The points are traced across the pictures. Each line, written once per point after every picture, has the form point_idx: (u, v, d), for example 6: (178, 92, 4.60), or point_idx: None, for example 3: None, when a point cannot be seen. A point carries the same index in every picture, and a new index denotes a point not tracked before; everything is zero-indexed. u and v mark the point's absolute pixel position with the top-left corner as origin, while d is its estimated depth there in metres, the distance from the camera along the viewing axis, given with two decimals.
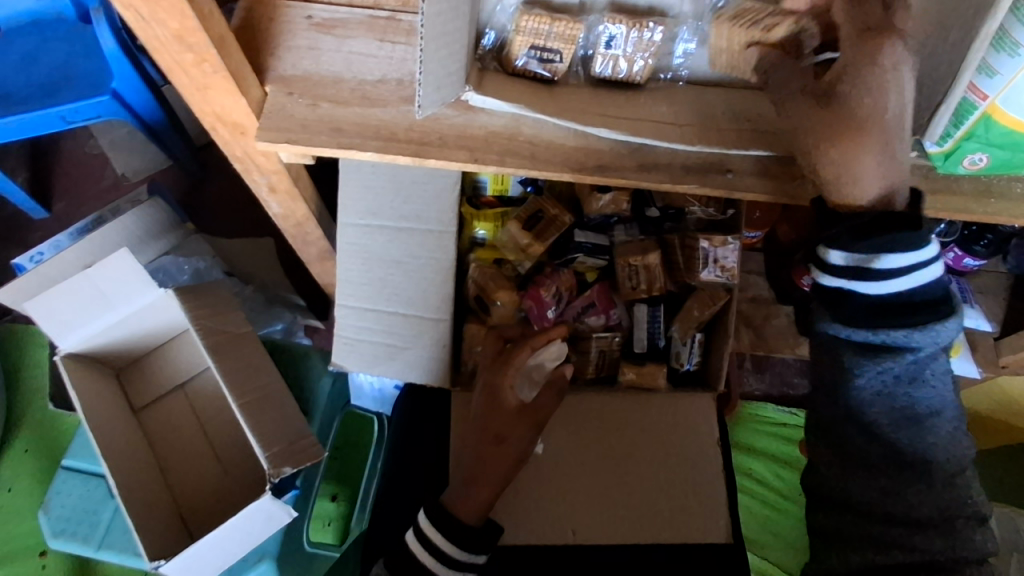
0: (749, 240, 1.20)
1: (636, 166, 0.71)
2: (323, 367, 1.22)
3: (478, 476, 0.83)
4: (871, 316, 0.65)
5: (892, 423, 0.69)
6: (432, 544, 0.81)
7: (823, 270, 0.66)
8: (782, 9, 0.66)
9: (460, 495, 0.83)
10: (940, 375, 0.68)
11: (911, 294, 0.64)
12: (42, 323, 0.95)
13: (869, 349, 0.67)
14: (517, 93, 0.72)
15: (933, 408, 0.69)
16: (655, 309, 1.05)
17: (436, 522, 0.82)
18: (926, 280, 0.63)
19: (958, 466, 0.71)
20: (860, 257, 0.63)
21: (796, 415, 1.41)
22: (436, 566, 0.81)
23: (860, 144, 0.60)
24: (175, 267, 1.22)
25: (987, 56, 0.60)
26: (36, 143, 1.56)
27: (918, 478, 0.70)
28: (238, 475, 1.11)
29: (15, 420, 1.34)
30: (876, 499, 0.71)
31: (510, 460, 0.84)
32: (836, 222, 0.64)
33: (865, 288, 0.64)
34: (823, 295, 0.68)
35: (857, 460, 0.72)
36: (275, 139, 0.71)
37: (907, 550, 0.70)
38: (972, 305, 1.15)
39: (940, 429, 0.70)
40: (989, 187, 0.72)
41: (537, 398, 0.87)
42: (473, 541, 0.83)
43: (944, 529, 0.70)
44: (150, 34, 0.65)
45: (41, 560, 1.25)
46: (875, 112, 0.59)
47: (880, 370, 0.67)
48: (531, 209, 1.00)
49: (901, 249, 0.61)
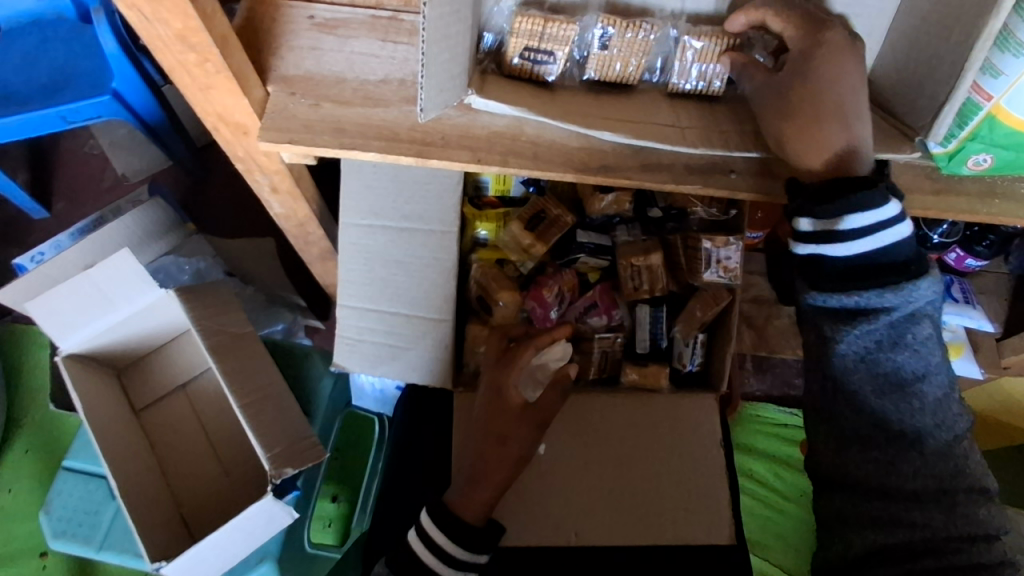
0: (753, 240, 1.21)
1: (639, 166, 0.71)
2: (324, 367, 1.22)
3: (482, 475, 0.83)
4: (841, 280, 0.67)
5: (876, 390, 0.71)
6: (433, 542, 0.82)
7: (796, 240, 0.69)
8: (744, 16, 0.70)
9: (462, 494, 0.83)
10: (922, 339, 0.68)
11: (878, 255, 0.65)
12: (44, 323, 0.94)
13: (848, 316, 0.69)
14: (520, 96, 0.72)
15: (916, 372, 0.70)
16: (657, 310, 1.05)
17: (438, 519, 0.82)
18: (891, 240, 0.65)
19: (953, 436, 0.71)
20: (825, 221, 0.65)
21: (796, 416, 1.42)
22: (439, 565, 0.81)
23: (812, 122, 0.66)
24: (176, 267, 1.22)
25: (990, 56, 0.61)
26: (36, 144, 1.56)
27: (912, 452, 0.71)
28: (239, 475, 1.11)
29: (15, 421, 1.33)
30: (873, 477, 0.73)
31: (514, 458, 0.84)
32: (799, 191, 0.67)
33: (833, 251, 0.66)
34: (802, 267, 0.70)
35: (854, 440, 0.74)
36: (277, 139, 0.70)
37: (908, 526, 0.71)
38: (974, 305, 1.13)
39: (928, 395, 0.70)
40: (993, 188, 0.72)
41: (540, 399, 0.86)
42: (474, 540, 0.82)
43: (945, 503, 0.71)
44: (153, 34, 0.64)
45: (40, 561, 1.24)
46: (824, 95, 0.66)
47: (859, 336, 0.68)
48: (533, 209, 1.00)
49: (860, 209, 0.63)
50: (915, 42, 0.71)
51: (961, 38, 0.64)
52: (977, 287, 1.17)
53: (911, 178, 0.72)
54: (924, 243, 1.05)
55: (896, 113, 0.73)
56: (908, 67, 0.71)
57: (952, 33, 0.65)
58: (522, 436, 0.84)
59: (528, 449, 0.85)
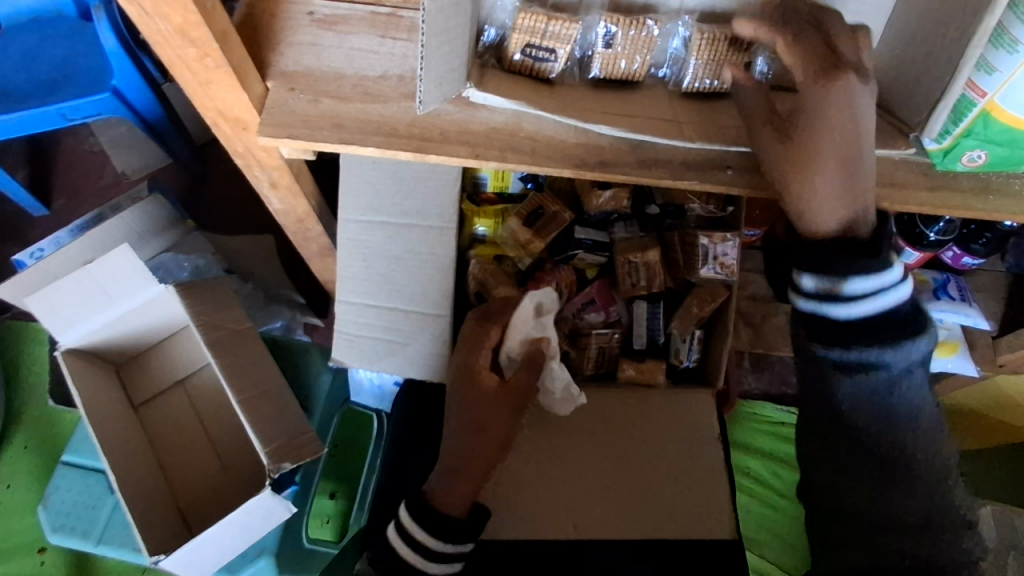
0: (750, 237, 1.22)
1: (636, 162, 0.72)
2: (322, 363, 1.23)
3: (462, 463, 0.84)
4: (840, 335, 0.66)
5: (869, 424, 0.70)
6: (415, 540, 0.82)
7: (797, 294, 0.68)
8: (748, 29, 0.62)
9: (442, 487, 0.83)
10: (916, 383, 0.68)
11: (878, 315, 0.65)
12: (42, 318, 0.95)
13: (845, 365, 0.68)
14: (518, 90, 0.72)
15: (910, 409, 0.69)
16: (655, 306, 1.06)
17: (420, 518, 0.82)
18: (893, 303, 0.65)
19: (945, 465, 0.71)
20: (828, 283, 0.64)
21: (794, 416, 1.42)
22: (422, 562, 0.82)
23: (811, 175, 0.62)
24: (175, 263, 1.21)
25: (985, 53, 0.61)
26: (36, 141, 1.56)
27: (903, 483, 0.70)
28: (238, 472, 1.11)
29: (15, 416, 1.34)
30: (860, 504, 0.73)
31: (493, 446, 0.85)
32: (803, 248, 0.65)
33: (835, 311, 0.65)
34: (800, 316, 0.69)
35: (843, 464, 0.74)
36: (276, 134, 0.71)
37: (893, 555, 0.72)
38: (971, 303, 1.11)
39: (918, 429, 0.70)
40: (988, 184, 0.72)
41: (513, 377, 0.87)
42: (457, 534, 0.82)
43: (930, 536, 0.70)
44: (153, 29, 0.65)
45: (40, 557, 1.25)
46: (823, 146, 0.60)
47: (853, 381, 0.68)
48: (531, 206, 1.01)
49: (866, 273, 0.63)
50: (914, 39, 0.71)
51: (957, 35, 0.64)
52: (975, 285, 1.17)
53: (905, 174, 0.72)
54: (920, 241, 1.04)
55: (893, 110, 0.74)
56: (904, 66, 0.72)
57: (950, 29, 0.65)
58: (499, 422, 0.85)
59: (504, 438, 0.86)
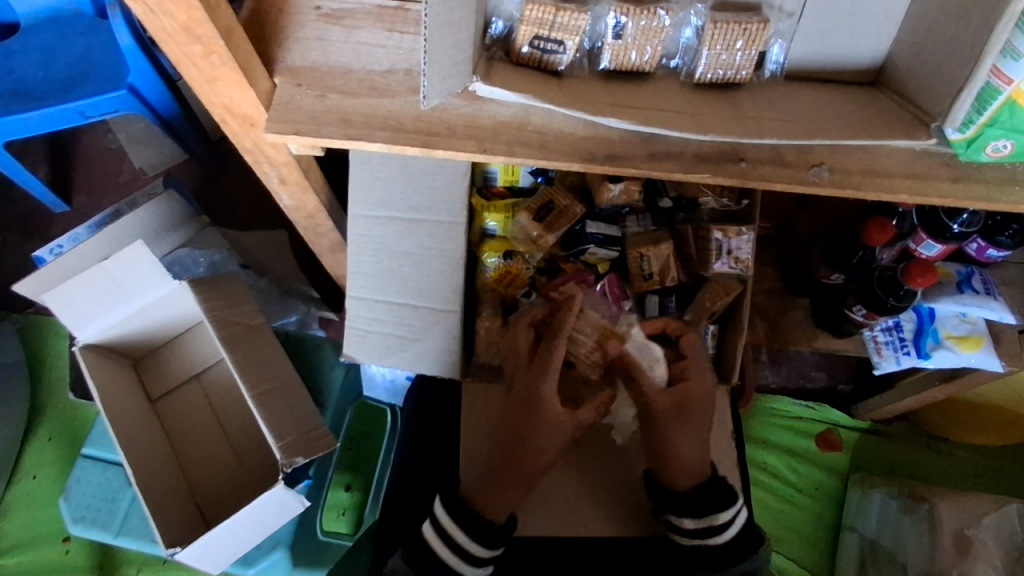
0: (877, 236, 0.98)
1: (647, 155, 0.70)
2: (335, 358, 1.23)
3: (502, 468, 0.88)
4: None
5: None
6: (454, 542, 0.83)
7: None
8: None
9: (484, 492, 0.87)
10: None
11: None
12: (60, 316, 0.96)
13: None
14: (525, 82, 0.70)
15: None
16: (666, 300, 1.04)
17: (461, 521, 0.84)
18: None
19: None
20: None
21: (816, 408, 1.40)
22: (463, 565, 0.83)
23: None
24: (192, 259, 1.23)
25: (1012, 36, 0.58)
26: (58, 138, 1.58)
27: None
28: (252, 464, 1.12)
29: (39, 408, 1.36)
30: None
31: (529, 456, 0.88)
32: None
33: None
34: None
35: None
36: (283, 131, 0.70)
37: None
38: (996, 297, 1.06)
39: None
40: (1014, 175, 0.70)
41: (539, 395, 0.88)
42: (494, 537, 0.85)
43: None
44: (159, 26, 0.65)
45: (64, 546, 1.27)
46: None
47: None
48: (541, 200, 1.00)
49: None
50: (937, 26, 0.69)
51: (982, 20, 0.62)
52: (1000, 278, 1.12)
53: (925, 165, 0.69)
54: (943, 233, 1.00)
55: (913, 100, 0.72)
56: (927, 54, 0.70)
57: (973, 15, 0.63)
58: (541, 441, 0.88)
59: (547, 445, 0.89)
